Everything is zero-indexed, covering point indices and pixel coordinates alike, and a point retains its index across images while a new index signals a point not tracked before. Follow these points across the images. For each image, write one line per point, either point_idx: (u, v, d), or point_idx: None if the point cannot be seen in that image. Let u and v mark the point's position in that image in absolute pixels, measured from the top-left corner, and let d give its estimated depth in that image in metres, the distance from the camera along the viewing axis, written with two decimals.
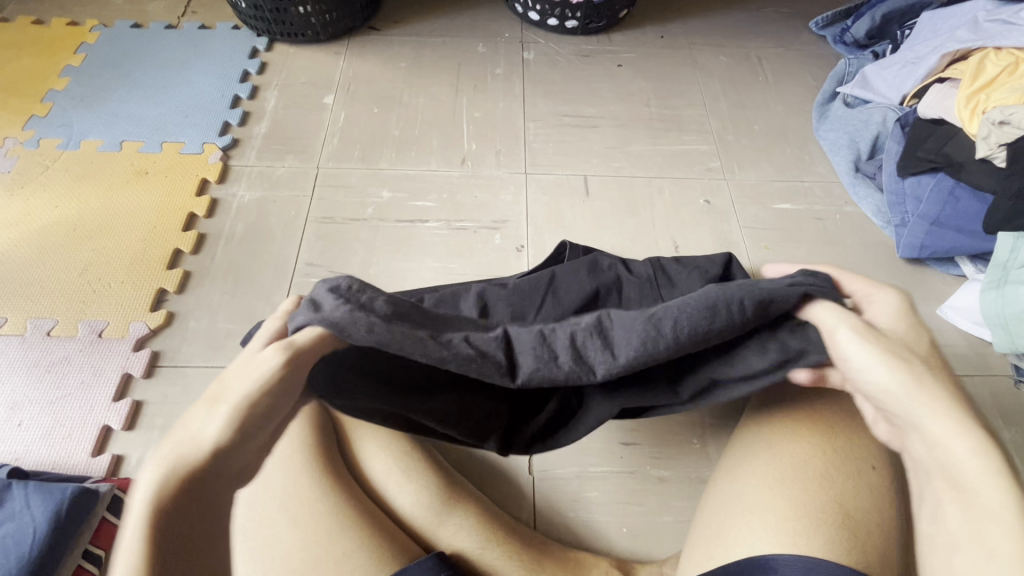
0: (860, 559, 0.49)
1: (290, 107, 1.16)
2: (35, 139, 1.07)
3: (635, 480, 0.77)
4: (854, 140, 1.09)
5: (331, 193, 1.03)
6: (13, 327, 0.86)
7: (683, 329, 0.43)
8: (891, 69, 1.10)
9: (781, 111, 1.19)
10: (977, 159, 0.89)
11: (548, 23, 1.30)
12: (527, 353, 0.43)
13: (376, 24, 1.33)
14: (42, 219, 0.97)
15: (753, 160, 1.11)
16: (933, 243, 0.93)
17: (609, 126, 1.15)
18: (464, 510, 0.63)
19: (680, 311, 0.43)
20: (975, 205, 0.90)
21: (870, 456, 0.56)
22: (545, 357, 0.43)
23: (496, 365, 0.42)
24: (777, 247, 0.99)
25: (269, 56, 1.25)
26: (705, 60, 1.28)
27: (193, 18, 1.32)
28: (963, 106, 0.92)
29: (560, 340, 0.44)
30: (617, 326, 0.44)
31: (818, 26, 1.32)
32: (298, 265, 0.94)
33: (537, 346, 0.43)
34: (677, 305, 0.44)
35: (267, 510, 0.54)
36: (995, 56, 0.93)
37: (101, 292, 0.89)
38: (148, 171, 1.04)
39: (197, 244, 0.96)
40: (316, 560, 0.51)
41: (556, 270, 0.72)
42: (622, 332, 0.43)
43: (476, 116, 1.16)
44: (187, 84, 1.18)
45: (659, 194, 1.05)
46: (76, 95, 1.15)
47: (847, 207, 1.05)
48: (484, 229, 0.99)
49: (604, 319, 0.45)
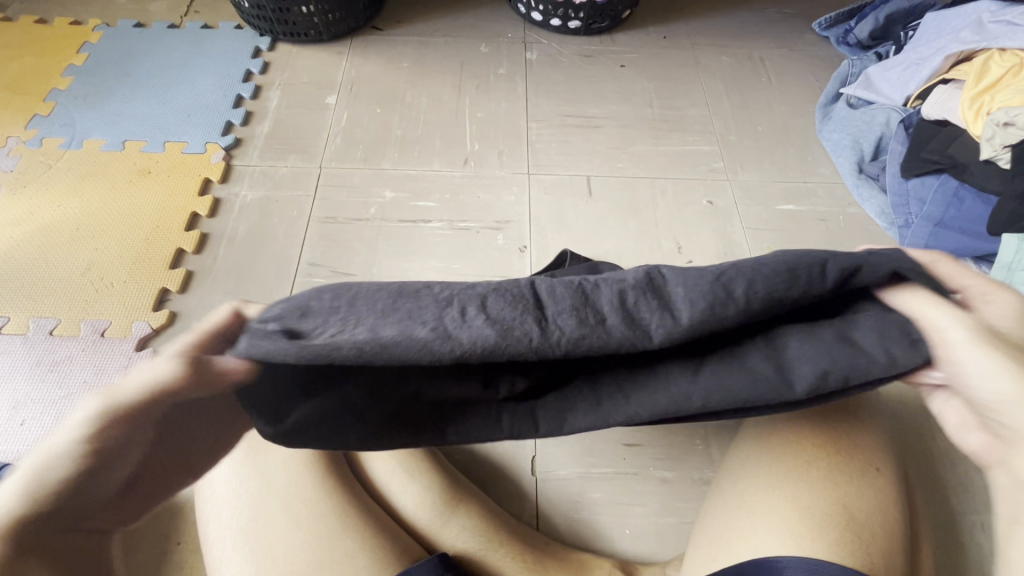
0: (865, 561, 0.49)
1: (293, 107, 1.16)
2: (38, 139, 1.07)
3: (638, 481, 0.77)
4: (858, 140, 1.08)
5: (333, 192, 1.03)
6: (17, 326, 0.86)
7: (760, 291, 0.34)
8: (895, 70, 1.10)
9: (785, 112, 1.19)
10: (982, 160, 0.89)
11: (551, 23, 1.30)
12: (565, 314, 0.34)
13: (378, 24, 1.33)
14: (45, 219, 0.97)
15: (757, 160, 1.11)
16: (937, 244, 0.92)
17: (611, 126, 1.15)
18: (468, 511, 0.63)
19: (754, 268, 0.34)
20: (979, 206, 0.90)
21: (874, 458, 0.56)
22: (587, 319, 0.34)
23: (526, 333, 0.33)
24: (780, 248, 0.99)
25: (272, 55, 1.25)
26: (708, 61, 1.28)
27: (196, 18, 1.32)
28: (968, 107, 0.92)
29: (603, 299, 0.35)
30: (674, 284, 0.35)
31: (822, 27, 1.31)
32: (301, 265, 0.94)
33: (575, 307, 0.35)
34: (749, 262, 0.35)
35: (270, 510, 0.54)
36: (1000, 57, 0.93)
37: (104, 291, 0.89)
38: (152, 170, 1.04)
39: (200, 244, 0.96)
40: (318, 560, 0.51)
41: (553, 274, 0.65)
42: (679, 287, 0.35)
43: (479, 116, 1.15)
44: (190, 84, 1.18)
45: (662, 194, 1.05)
46: (80, 94, 1.15)
47: (851, 208, 1.04)
48: (487, 229, 0.99)
49: (655, 276, 0.36)
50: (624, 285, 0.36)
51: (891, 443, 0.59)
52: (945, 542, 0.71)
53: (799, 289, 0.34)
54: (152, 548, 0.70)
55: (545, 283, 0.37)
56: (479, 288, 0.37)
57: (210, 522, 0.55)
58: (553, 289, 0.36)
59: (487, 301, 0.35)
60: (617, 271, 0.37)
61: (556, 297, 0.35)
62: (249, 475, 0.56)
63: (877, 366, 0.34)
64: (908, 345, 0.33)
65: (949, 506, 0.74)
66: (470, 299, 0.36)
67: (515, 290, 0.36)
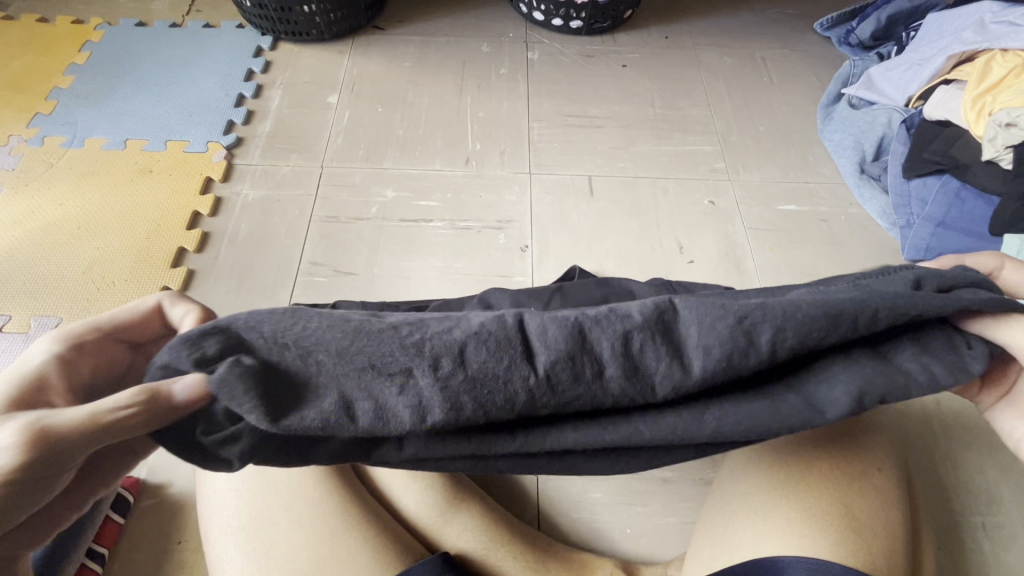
0: (867, 561, 0.49)
1: (295, 106, 1.16)
2: (39, 138, 1.07)
3: (639, 481, 0.77)
4: (859, 140, 1.08)
5: (335, 192, 1.03)
6: (17, 325, 0.86)
7: (785, 341, 0.34)
8: (897, 70, 1.10)
9: (786, 112, 1.19)
10: (983, 161, 0.89)
11: (553, 23, 1.30)
12: (563, 366, 0.33)
13: (380, 24, 1.33)
14: (46, 217, 0.97)
15: (758, 160, 1.11)
16: (938, 244, 0.93)
17: (613, 126, 1.15)
18: (469, 511, 0.63)
19: (782, 316, 0.34)
20: (981, 207, 0.91)
21: (876, 458, 0.56)
22: (591, 371, 0.33)
23: (522, 388, 0.32)
24: (781, 248, 0.99)
25: (273, 55, 1.25)
26: (710, 61, 1.28)
27: (197, 17, 1.32)
28: (970, 107, 0.92)
29: (601, 344, 0.34)
30: (688, 328, 0.34)
31: (823, 27, 1.32)
32: (303, 264, 0.94)
33: (572, 355, 0.33)
34: (775, 306, 0.35)
35: (272, 509, 0.54)
36: (1002, 57, 0.93)
37: (105, 290, 0.89)
38: (153, 169, 1.04)
39: (201, 243, 0.96)
40: (320, 560, 0.51)
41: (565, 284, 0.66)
42: (695, 332, 0.34)
43: (481, 116, 1.15)
44: (191, 83, 1.18)
45: (663, 194, 1.05)
46: (81, 93, 1.15)
47: (852, 208, 1.04)
48: (488, 229, 0.99)
49: (666, 315, 0.35)
50: (629, 327, 0.34)
51: (893, 443, 0.59)
52: (947, 543, 0.71)
53: (839, 332, 0.34)
54: (153, 547, 0.70)
55: (534, 319, 0.34)
56: (461, 325, 0.34)
57: (212, 520, 0.55)
58: (546, 326, 0.34)
59: (466, 349, 0.33)
60: (619, 309, 0.35)
61: (547, 343, 0.33)
62: (251, 474, 0.56)
63: (920, 387, 0.36)
64: (961, 369, 0.36)
65: (951, 506, 0.74)
66: (455, 342, 0.33)
67: (498, 327, 0.34)
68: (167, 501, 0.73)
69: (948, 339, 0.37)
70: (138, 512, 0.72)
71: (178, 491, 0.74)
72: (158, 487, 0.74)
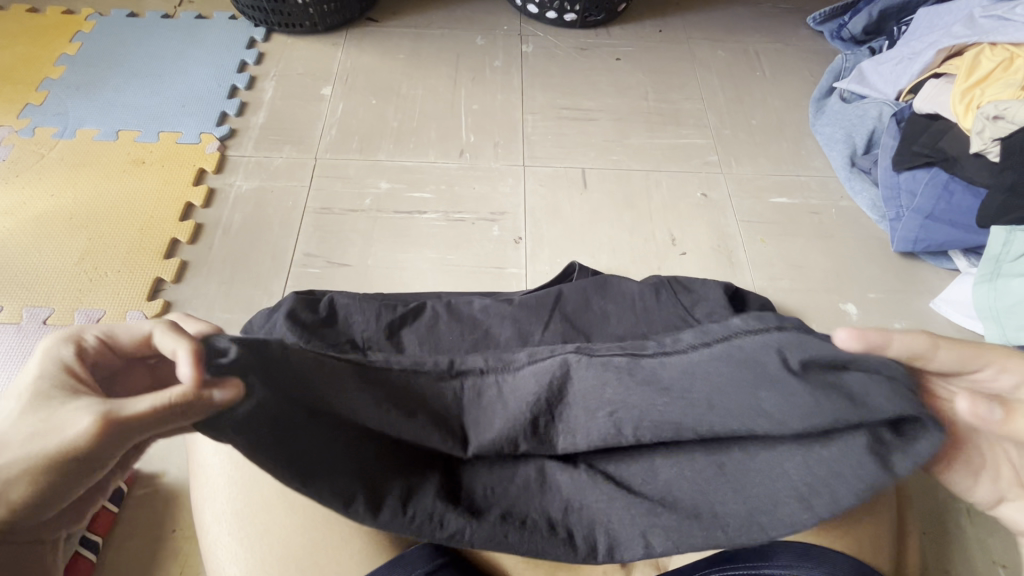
0: (853, 544, 0.49)
1: (288, 98, 1.15)
2: (31, 128, 1.06)
3: None
4: (850, 134, 1.09)
5: (329, 183, 1.03)
6: (8, 315, 0.85)
7: (646, 429, 0.42)
8: (887, 65, 1.11)
9: (779, 106, 1.20)
10: (971, 153, 0.90)
11: (547, 16, 1.30)
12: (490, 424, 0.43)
13: (374, 16, 1.32)
14: (38, 208, 0.97)
15: (751, 154, 1.12)
16: (927, 236, 0.94)
17: (607, 119, 1.15)
18: None
19: (684, 386, 0.41)
20: (969, 199, 0.91)
21: None
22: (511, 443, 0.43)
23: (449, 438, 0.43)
24: (773, 240, 1.00)
25: (267, 47, 1.25)
26: (703, 55, 1.28)
27: (190, 8, 1.31)
28: (958, 101, 0.93)
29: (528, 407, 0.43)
30: (585, 391, 0.43)
31: (816, 22, 1.32)
32: (296, 255, 0.94)
33: (502, 415, 0.43)
34: (689, 372, 0.41)
35: (264, 495, 0.54)
36: (990, 51, 0.94)
37: (97, 282, 0.89)
38: (145, 160, 1.04)
39: (194, 234, 0.96)
40: (313, 544, 0.52)
41: (565, 290, 0.77)
42: (587, 392, 0.43)
43: (475, 108, 1.16)
44: (184, 74, 1.17)
45: (656, 186, 1.06)
46: (72, 84, 1.14)
47: (843, 201, 1.05)
48: (482, 220, 0.99)
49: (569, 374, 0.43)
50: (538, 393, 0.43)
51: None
52: (930, 527, 0.75)
53: (730, 397, 0.40)
54: (147, 535, 0.71)
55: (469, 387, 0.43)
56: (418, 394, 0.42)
57: (206, 505, 0.55)
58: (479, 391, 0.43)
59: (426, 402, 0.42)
60: (540, 365, 0.43)
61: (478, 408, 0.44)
62: (244, 459, 0.56)
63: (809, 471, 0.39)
64: (868, 468, 0.37)
65: (936, 495, 0.77)
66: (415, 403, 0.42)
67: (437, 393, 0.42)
68: (161, 490, 0.74)
69: (856, 443, 0.38)
70: (130, 502, 0.73)
71: (173, 480, 0.75)
72: (151, 477, 0.75)
